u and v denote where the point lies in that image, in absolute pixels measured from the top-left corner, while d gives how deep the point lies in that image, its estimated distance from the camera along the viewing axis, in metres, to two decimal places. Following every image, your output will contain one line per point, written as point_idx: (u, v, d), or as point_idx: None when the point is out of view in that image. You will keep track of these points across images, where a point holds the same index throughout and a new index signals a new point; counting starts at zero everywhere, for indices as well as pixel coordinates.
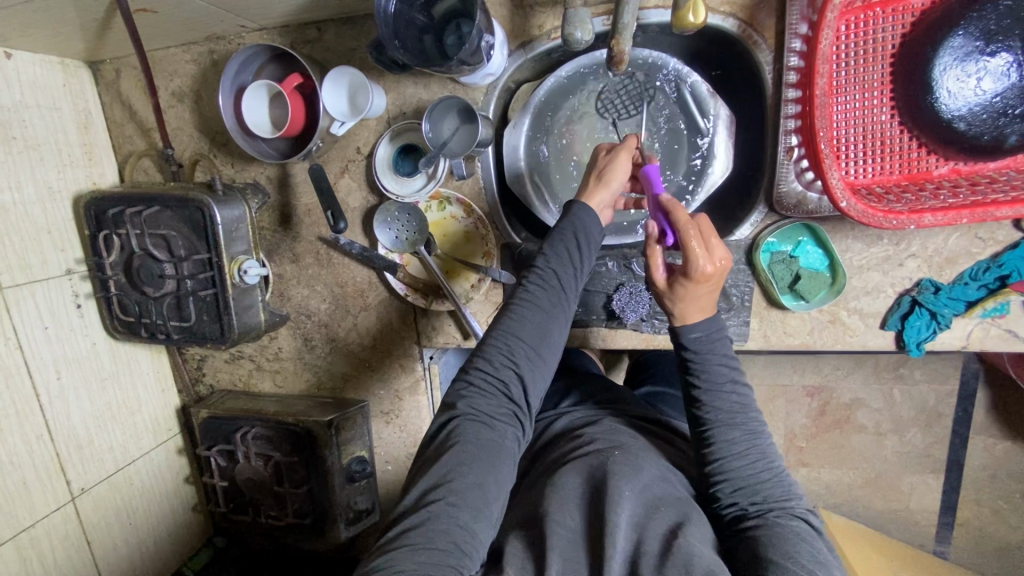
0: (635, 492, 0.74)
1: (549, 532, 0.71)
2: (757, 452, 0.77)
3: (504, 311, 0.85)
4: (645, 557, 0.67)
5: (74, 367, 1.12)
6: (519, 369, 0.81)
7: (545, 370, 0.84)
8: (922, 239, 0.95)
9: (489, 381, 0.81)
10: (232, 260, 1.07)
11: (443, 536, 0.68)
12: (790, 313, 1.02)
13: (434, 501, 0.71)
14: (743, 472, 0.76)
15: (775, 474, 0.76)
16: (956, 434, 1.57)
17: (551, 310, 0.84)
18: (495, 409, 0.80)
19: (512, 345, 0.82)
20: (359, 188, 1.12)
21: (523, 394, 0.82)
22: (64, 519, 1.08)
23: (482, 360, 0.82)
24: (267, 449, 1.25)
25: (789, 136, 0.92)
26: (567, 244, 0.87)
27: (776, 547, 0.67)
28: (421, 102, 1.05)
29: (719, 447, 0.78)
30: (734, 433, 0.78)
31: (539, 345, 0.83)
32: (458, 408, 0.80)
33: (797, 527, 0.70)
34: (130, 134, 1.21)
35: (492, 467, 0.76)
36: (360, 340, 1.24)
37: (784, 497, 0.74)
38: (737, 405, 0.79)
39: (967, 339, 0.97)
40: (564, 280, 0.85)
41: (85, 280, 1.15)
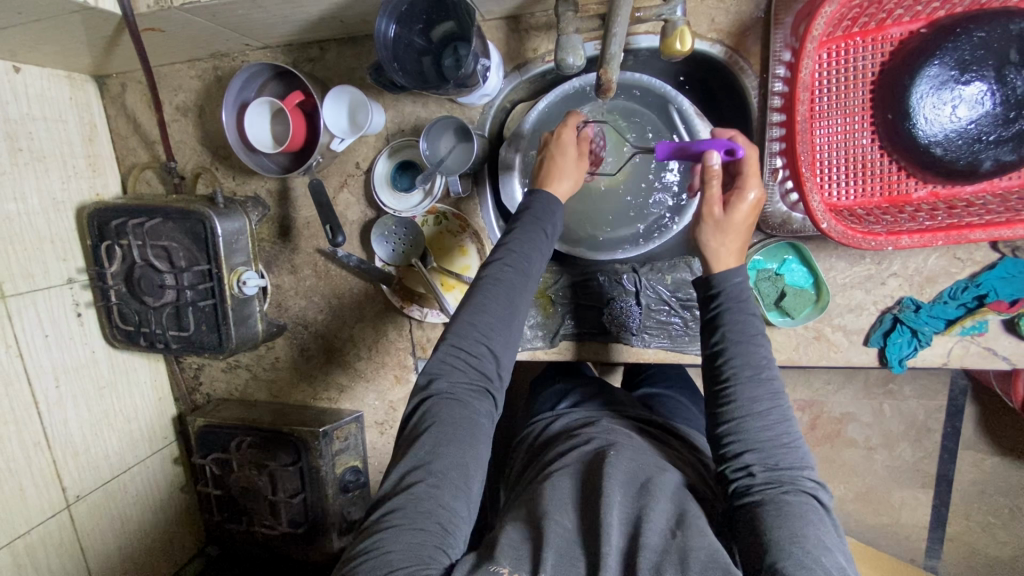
0: (627, 495, 0.77)
1: (547, 529, 0.73)
2: (777, 418, 0.77)
3: (474, 289, 0.84)
4: (644, 551, 0.69)
5: (73, 375, 1.13)
6: (490, 344, 0.82)
7: (514, 343, 0.85)
8: (902, 258, 0.98)
9: (459, 357, 0.81)
10: (231, 271, 1.09)
11: (426, 517, 0.70)
12: (776, 329, 1.05)
13: (416, 483, 0.73)
14: (758, 432, 0.76)
15: (792, 443, 0.76)
16: (944, 448, 1.59)
17: (519, 286, 0.84)
18: (467, 383, 0.80)
19: (484, 322, 0.82)
20: (358, 202, 1.15)
21: (495, 369, 0.82)
22: (58, 526, 1.09)
23: (454, 338, 0.81)
24: (261, 458, 1.26)
25: (774, 158, 0.95)
26: (536, 224, 0.88)
27: (776, 517, 0.68)
28: (420, 120, 1.08)
29: (738, 403, 0.78)
30: (756, 391, 0.78)
31: (509, 320, 0.83)
32: (432, 387, 0.80)
33: (804, 501, 0.70)
34: (134, 147, 1.24)
35: (468, 443, 0.76)
36: (355, 349, 1.25)
37: (797, 467, 0.74)
38: (762, 362, 0.80)
39: (948, 356, 1.00)
40: (532, 259, 0.86)
41: (86, 289, 1.17)
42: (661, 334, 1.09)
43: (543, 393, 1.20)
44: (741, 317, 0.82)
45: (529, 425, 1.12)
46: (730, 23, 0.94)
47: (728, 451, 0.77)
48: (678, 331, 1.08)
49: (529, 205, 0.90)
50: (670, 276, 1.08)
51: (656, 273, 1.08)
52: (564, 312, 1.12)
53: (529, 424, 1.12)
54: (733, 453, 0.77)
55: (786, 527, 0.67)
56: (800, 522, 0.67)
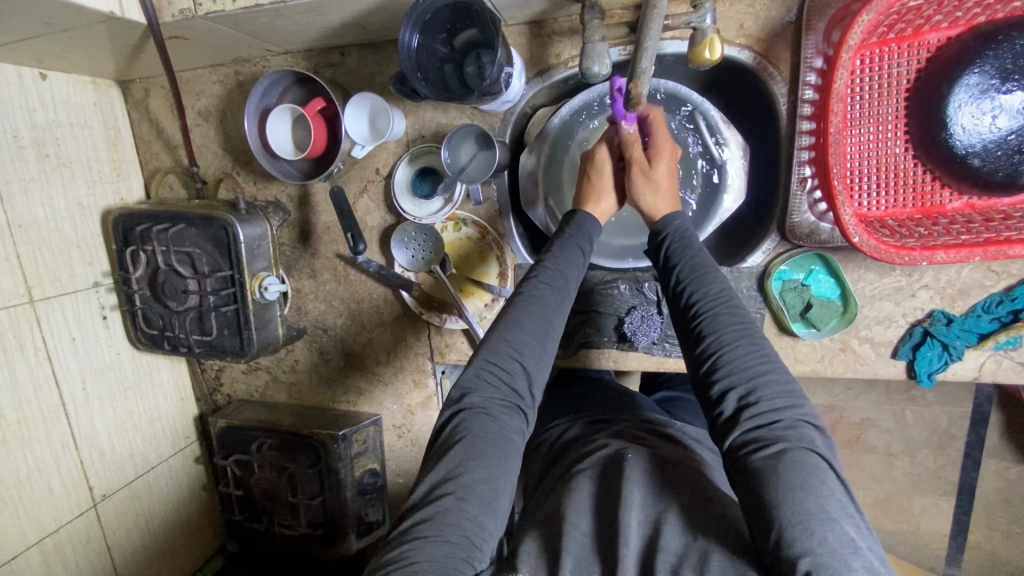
0: (646, 499, 0.77)
1: (566, 534, 0.73)
2: (756, 360, 0.76)
3: (509, 304, 0.86)
4: (662, 555, 0.69)
5: (99, 376, 1.15)
6: (524, 361, 0.82)
7: (546, 363, 0.85)
8: (934, 271, 0.95)
9: (492, 372, 0.82)
10: (253, 277, 1.09)
11: (454, 530, 0.70)
12: (800, 340, 1.03)
13: (445, 495, 0.72)
14: (735, 371, 0.75)
15: (773, 377, 0.75)
16: (968, 456, 1.55)
17: (551, 303, 0.86)
18: (498, 397, 0.80)
19: (520, 338, 0.83)
20: (378, 208, 1.14)
21: (527, 387, 0.82)
22: (86, 524, 1.11)
23: (487, 353, 0.82)
24: (281, 460, 1.27)
25: (803, 166, 0.93)
26: (574, 244, 0.91)
27: (772, 476, 0.66)
28: (440, 126, 1.08)
29: (709, 344, 0.79)
30: (728, 330, 0.78)
31: (544, 339, 0.84)
32: (466, 401, 0.80)
33: (795, 445, 0.68)
34: (157, 152, 1.25)
35: (501, 459, 0.76)
36: (374, 353, 1.26)
37: (782, 403, 0.72)
38: (726, 299, 0.81)
39: (979, 371, 0.97)
40: (567, 276, 0.88)
41: (111, 292, 1.18)
42: None
43: (558, 397, 1.20)
44: (697, 260, 0.85)
45: (546, 430, 1.11)
46: (759, 28, 0.92)
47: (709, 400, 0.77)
48: None
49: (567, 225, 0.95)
50: None
51: None
52: (585, 320, 1.11)
53: (547, 428, 1.12)
54: (713, 402, 0.76)
55: (785, 495, 0.64)
56: (799, 480, 0.65)
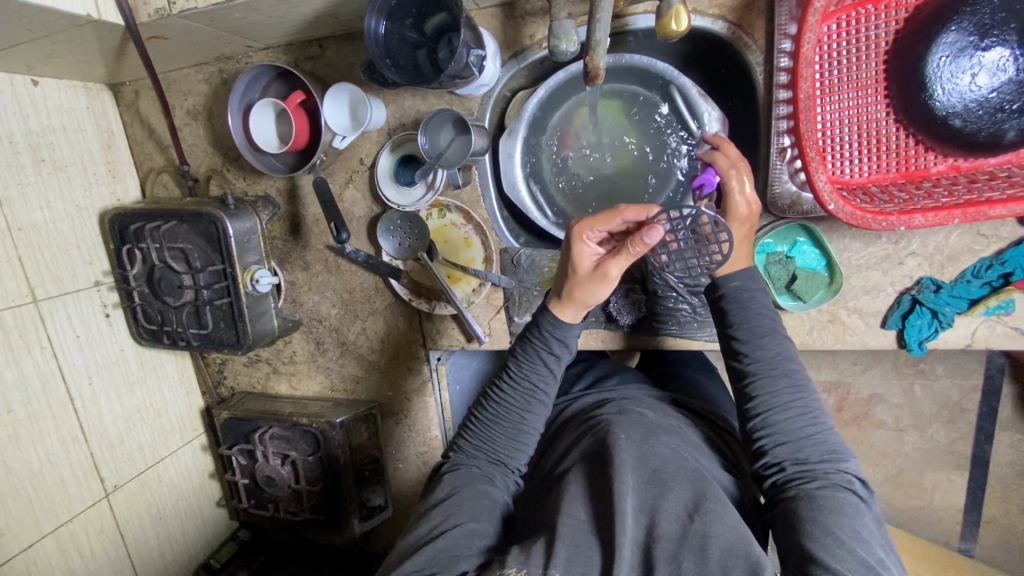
0: (640, 482, 0.76)
1: (560, 523, 0.73)
2: (804, 415, 0.82)
3: (488, 397, 0.94)
4: (659, 541, 0.69)
5: (105, 372, 1.18)
6: (500, 431, 0.91)
7: (527, 439, 0.92)
8: (922, 237, 0.94)
9: (473, 443, 0.92)
10: (245, 270, 1.12)
11: (442, 538, 0.75)
12: (788, 313, 1.02)
13: (432, 516, 0.80)
14: (788, 428, 0.81)
15: (820, 436, 0.80)
16: (980, 429, 1.53)
17: (528, 390, 0.91)
18: (480, 454, 0.91)
19: (495, 414, 0.92)
20: (364, 198, 1.16)
21: (505, 452, 0.90)
22: (98, 513, 1.15)
23: (470, 432, 0.93)
24: (284, 448, 1.30)
25: (782, 136, 0.91)
26: (542, 346, 0.92)
27: (815, 506, 0.71)
28: (420, 114, 1.08)
29: (764, 398, 0.83)
30: (779, 386, 0.83)
31: (518, 415, 0.91)
32: (453, 458, 0.92)
33: (838, 490, 0.74)
34: (149, 152, 1.28)
35: (478, 498, 0.83)
36: (369, 343, 1.28)
37: (826, 457, 0.78)
38: (779, 359, 0.85)
39: (972, 338, 0.96)
40: (539, 371, 0.92)
41: (112, 290, 1.22)
42: (669, 321, 1.07)
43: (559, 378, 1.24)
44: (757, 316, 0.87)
45: None
46: None
47: (756, 450, 0.82)
48: (686, 317, 1.06)
49: (534, 323, 0.94)
50: None
51: None
52: None
53: None
54: (759, 450, 0.81)
55: (823, 520, 0.69)
56: (838, 509, 0.70)
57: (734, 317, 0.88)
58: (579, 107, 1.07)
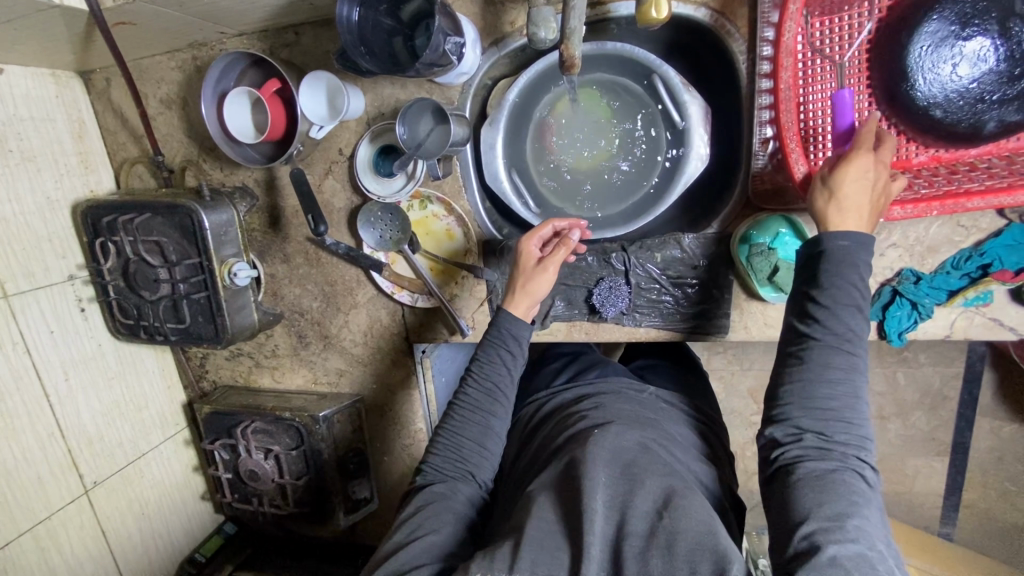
0: (614, 475, 0.76)
1: (528, 524, 0.73)
2: (847, 392, 0.72)
3: (453, 407, 0.94)
4: (628, 539, 0.69)
5: (81, 368, 1.16)
6: (466, 442, 0.91)
7: (492, 445, 0.91)
8: (902, 228, 0.94)
9: (443, 456, 0.91)
10: (222, 264, 1.10)
11: (410, 550, 0.78)
12: (770, 305, 1.02)
13: (402, 533, 0.82)
14: (824, 407, 0.71)
15: (858, 419, 0.71)
16: (961, 416, 1.55)
17: (489, 396, 0.92)
18: (450, 466, 0.90)
19: (461, 425, 0.92)
20: (343, 189, 1.14)
21: (470, 461, 0.90)
22: (78, 510, 1.14)
23: (438, 445, 0.93)
24: (266, 441, 1.28)
25: (764, 127, 0.91)
26: (500, 350, 0.94)
27: (827, 491, 0.67)
28: (399, 103, 1.06)
29: (812, 371, 0.72)
30: (834, 361, 0.72)
31: (482, 423, 0.91)
32: (422, 471, 0.92)
33: (853, 477, 0.69)
34: (123, 142, 1.25)
35: (446, 508, 0.84)
36: (351, 336, 1.27)
37: (854, 441, 0.71)
38: (846, 332, 0.72)
39: (951, 328, 0.96)
40: (497, 377, 0.92)
41: (87, 284, 1.19)
42: (652, 313, 1.07)
43: (542, 371, 1.24)
44: (845, 278, 0.72)
45: (527, 404, 1.15)
46: None
47: (779, 413, 0.74)
48: (668, 309, 1.06)
49: (492, 327, 0.96)
50: (661, 253, 1.04)
51: (645, 251, 1.04)
52: (554, 294, 1.10)
53: (528, 401, 1.16)
54: (783, 416, 0.74)
55: (833, 509, 0.66)
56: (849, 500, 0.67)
57: (818, 277, 0.73)
58: (559, 94, 1.05)
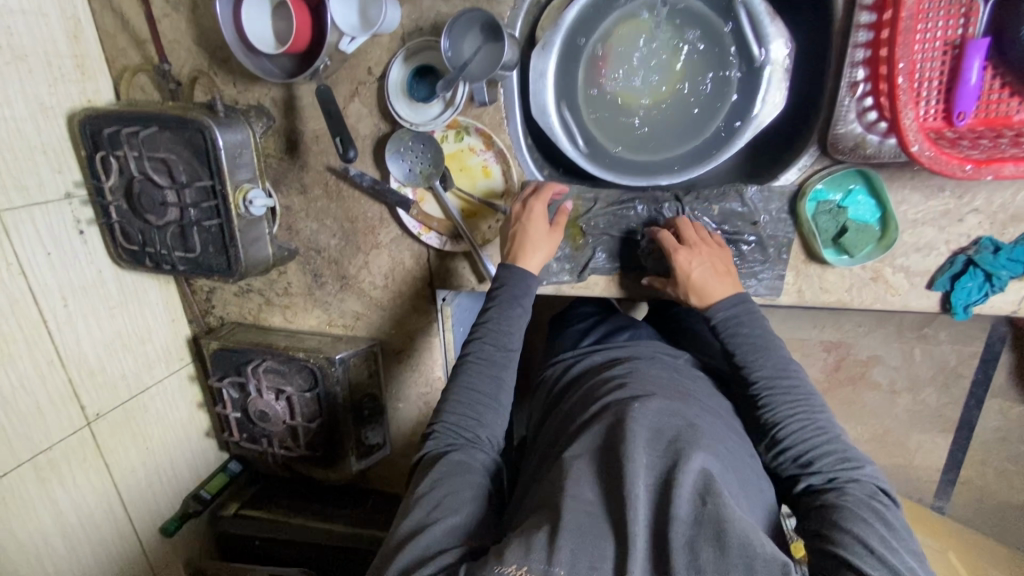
0: (654, 456, 0.71)
1: (565, 508, 0.66)
2: (814, 427, 0.80)
3: (461, 367, 0.90)
4: (675, 525, 0.63)
5: (81, 294, 1.08)
6: (474, 410, 0.86)
7: (500, 408, 0.88)
8: (988, 192, 0.86)
9: (457, 415, 0.86)
10: (237, 188, 1.01)
11: (435, 523, 0.72)
12: (829, 269, 0.95)
13: (416, 513, 0.75)
14: (799, 442, 0.79)
15: (833, 446, 0.78)
16: (972, 395, 1.52)
17: (498, 357, 0.89)
18: (463, 424, 0.85)
19: (467, 392, 0.87)
20: (371, 114, 1.03)
21: (479, 427, 0.86)
22: (81, 442, 1.09)
23: (441, 414, 0.87)
24: (279, 382, 1.23)
25: (854, 68, 0.82)
26: (512, 304, 0.91)
27: (837, 514, 0.70)
28: (440, 17, 0.95)
29: (775, 415, 0.82)
30: (784, 405, 0.82)
31: (493, 385, 0.88)
32: (427, 445, 0.85)
33: (853, 496, 0.73)
34: (123, 47, 1.10)
35: (464, 478, 0.79)
36: (371, 278, 1.19)
37: (839, 463, 0.77)
38: (781, 378, 0.83)
39: (1020, 304, 0.91)
40: (508, 336, 0.90)
41: (85, 205, 1.08)
42: None
43: (566, 331, 1.17)
44: (754, 337, 0.86)
45: (551, 364, 1.10)
46: None
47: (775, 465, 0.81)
48: None
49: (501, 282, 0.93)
50: (718, 206, 0.96)
51: (702, 203, 0.96)
52: (596, 244, 1.02)
53: (551, 363, 1.10)
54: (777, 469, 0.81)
55: (851, 527, 0.68)
56: (860, 515, 0.69)
57: (734, 348, 0.87)
58: (622, 20, 0.93)
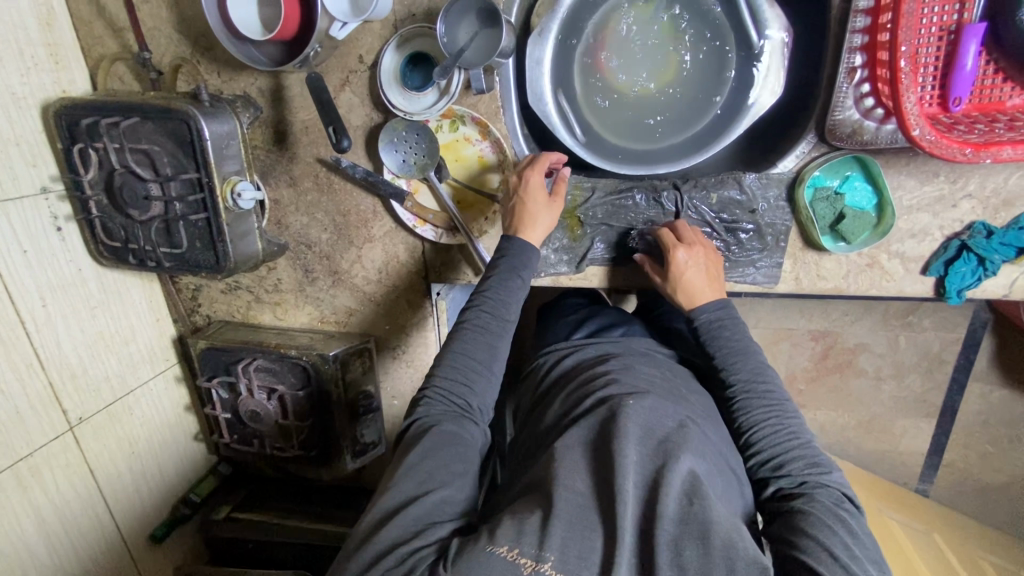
0: (644, 453, 0.69)
1: (557, 497, 0.65)
2: (786, 431, 0.77)
3: (454, 336, 0.87)
4: (661, 523, 0.62)
5: (60, 294, 1.03)
6: (468, 381, 0.83)
7: (491, 380, 0.86)
8: (981, 177, 0.87)
9: (451, 384, 0.83)
10: (224, 181, 0.97)
11: (426, 492, 0.70)
12: (826, 256, 0.96)
13: (404, 483, 0.71)
14: (769, 445, 0.76)
15: (803, 452, 0.75)
16: (954, 380, 1.55)
17: (493, 329, 0.87)
18: (456, 392, 0.82)
19: (462, 362, 0.84)
20: (362, 103, 1.00)
21: (471, 398, 0.83)
22: (63, 447, 1.05)
23: (433, 381, 0.83)
24: (271, 381, 1.20)
25: (852, 54, 0.82)
26: (510, 276, 0.89)
27: (800, 519, 0.66)
28: (433, 3, 0.92)
29: (748, 418, 0.79)
30: (756, 407, 0.79)
31: (487, 356, 0.86)
32: (416, 412, 0.81)
33: (819, 501, 0.68)
34: (100, 35, 1.05)
35: (455, 452, 0.76)
36: (364, 272, 1.17)
37: (808, 468, 0.73)
38: (756, 379, 0.82)
39: (1011, 288, 0.92)
40: (507, 307, 0.88)
41: (63, 200, 1.03)
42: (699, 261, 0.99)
43: (557, 323, 1.14)
44: (732, 338, 0.85)
45: (542, 355, 1.05)
46: None
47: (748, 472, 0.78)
48: None
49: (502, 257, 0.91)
50: (716, 194, 0.96)
51: (700, 191, 0.96)
52: (595, 235, 1.00)
53: (540, 355, 1.06)
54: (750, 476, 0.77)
55: (811, 531, 0.64)
56: (824, 522, 0.65)
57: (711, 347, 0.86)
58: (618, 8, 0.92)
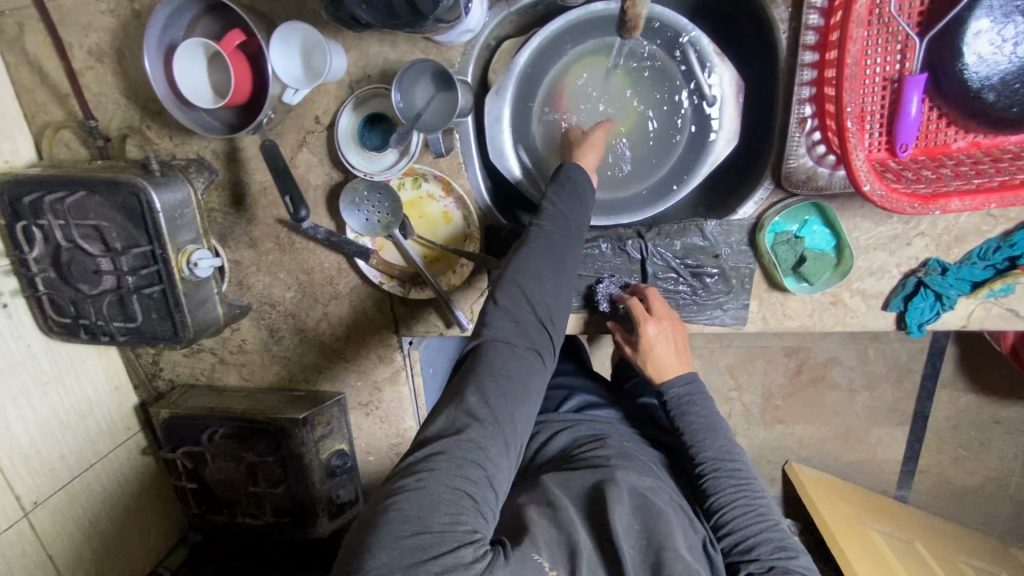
0: (633, 545, 0.70)
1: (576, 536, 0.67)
2: (755, 511, 0.78)
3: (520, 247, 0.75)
4: None
5: (7, 375, 0.98)
6: (542, 306, 0.72)
7: (564, 300, 0.75)
8: (932, 217, 0.90)
9: (509, 327, 0.71)
10: (179, 252, 0.94)
11: (476, 467, 0.62)
12: (791, 296, 0.97)
13: (467, 428, 0.64)
14: (740, 528, 0.76)
15: (771, 533, 0.76)
16: (924, 388, 1.59)
17: (563, 250, 0.76)
18: (520, 341, 0.70)
19: (536, 283, 0.73)
20: (321, 163, 0.99)
21: (545, 320, 0.73)
22: (18, 535, 0.99)
23: (503, 293, 0.72)
24: (237, 449, 1.15)
25: (802, 105, 0.84)
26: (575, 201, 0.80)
27: None
28: (388, 64, 0.92)
29: (717, 500, 0.80)
30: (725, 487, 0.80)
31: (561, 278, 0.75)
32: (485, 332, 0.70)
33: None
34: (43, 102, 1.01)
35: (523, 392, 0.68)
36: (331, 330, 1.14)
37: (778, 551, 0.73)
38: (722, 457, 0.83)
39: (968, 319, 0.95)
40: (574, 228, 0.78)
41: (7, 275, 0.98)
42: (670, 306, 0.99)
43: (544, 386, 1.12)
44: (698, 415, 0.86)
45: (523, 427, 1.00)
46: None
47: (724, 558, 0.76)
48: (686, 300, 0.98)
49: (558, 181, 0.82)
50: (680, 241, 0.96)
51: (664, 239, 0.96)
52: None
53: None
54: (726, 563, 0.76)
55: None
56: None
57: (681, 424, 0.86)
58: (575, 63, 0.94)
